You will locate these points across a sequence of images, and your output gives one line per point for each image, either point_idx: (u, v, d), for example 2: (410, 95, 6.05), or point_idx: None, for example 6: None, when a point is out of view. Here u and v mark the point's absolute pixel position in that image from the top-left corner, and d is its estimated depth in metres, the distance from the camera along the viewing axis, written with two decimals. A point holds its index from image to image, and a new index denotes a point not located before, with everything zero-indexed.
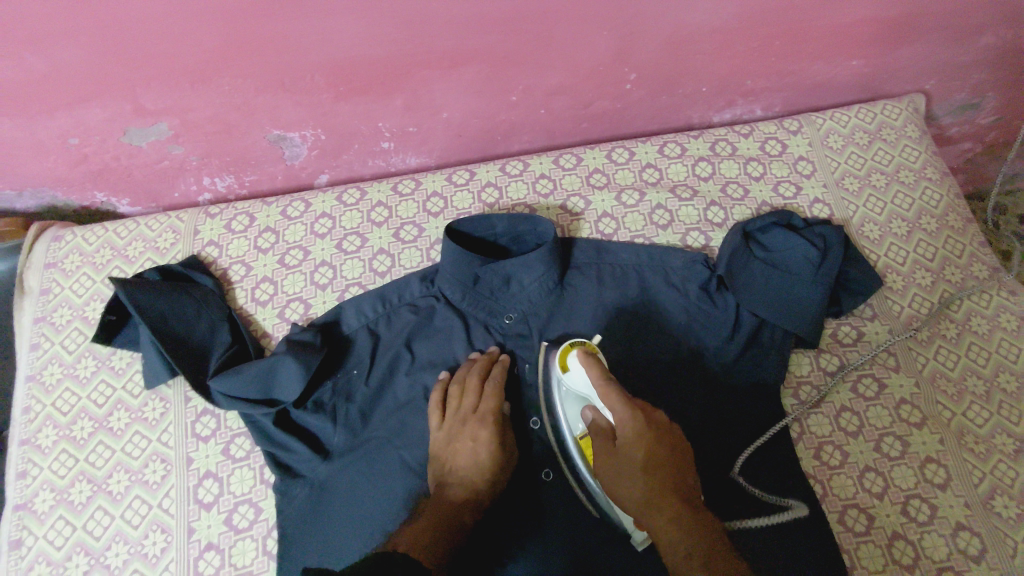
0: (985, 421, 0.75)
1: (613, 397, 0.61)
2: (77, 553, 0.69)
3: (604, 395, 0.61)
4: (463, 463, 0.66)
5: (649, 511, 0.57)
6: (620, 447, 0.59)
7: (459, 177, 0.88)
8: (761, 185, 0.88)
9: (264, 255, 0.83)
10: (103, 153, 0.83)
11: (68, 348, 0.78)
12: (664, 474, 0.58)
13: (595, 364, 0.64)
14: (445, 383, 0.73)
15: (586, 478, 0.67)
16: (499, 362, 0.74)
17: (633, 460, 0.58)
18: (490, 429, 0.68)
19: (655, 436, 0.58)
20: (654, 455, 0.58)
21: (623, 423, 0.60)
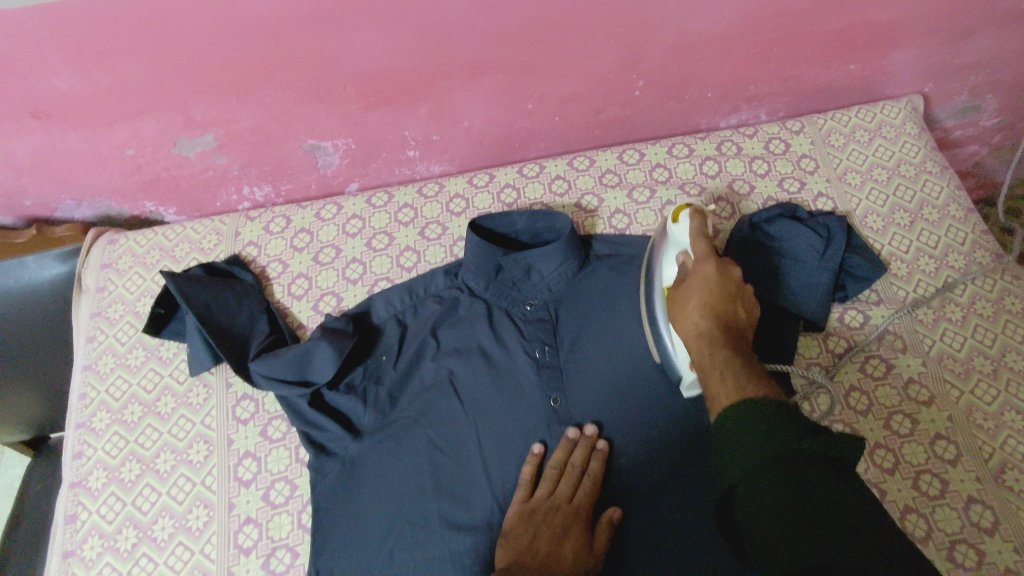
0: (994, 399, 0.77)
1: (700, 246, 0.67)
2: (127, 527, 0.73)
3: (696, 242, 0.68)
4: (543, 549, 0.67)
5: (701, 334, 0.61)
6: (690, 280, 0.65)
7: (480, 179, 0.94)
8: (766, 181, 0.92)
9: (299, 253, 0.89)
10: (154, 164, 0.90)
11: (121, 339, 0.84)
12: (724, 307, 0.62)
13: (700, 221, 0.70)
14: (536, 459, 0.74)
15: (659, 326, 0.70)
16: (596, 453, 0.74)
17: (698, 293, 0.64)
18: (581, 522, 0.69)
19: (727, 278, 0.65)
20: (721, 301, 0.63)
21: (704, 264, 0.66)
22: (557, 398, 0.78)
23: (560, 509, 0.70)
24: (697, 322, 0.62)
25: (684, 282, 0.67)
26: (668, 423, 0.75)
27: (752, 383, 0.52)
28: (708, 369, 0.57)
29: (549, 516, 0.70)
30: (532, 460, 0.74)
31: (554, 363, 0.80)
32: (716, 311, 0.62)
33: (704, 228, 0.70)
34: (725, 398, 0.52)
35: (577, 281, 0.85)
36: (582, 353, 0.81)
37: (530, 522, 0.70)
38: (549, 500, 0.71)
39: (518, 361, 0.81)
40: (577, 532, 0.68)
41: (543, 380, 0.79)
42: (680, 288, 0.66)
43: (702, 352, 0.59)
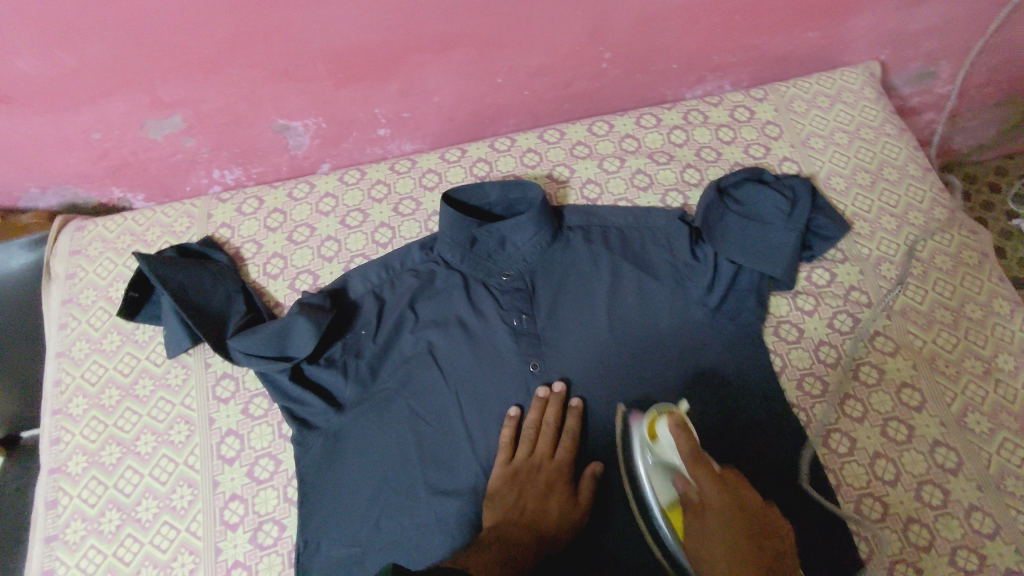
0: (954, 347, 0.80)
1: (696, 470, 0.62)
2: (110, 509, 0.73)
3: (688, 459, 0.63)
4: (529, 505, 0.70)
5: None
6: (697, 513, 0.61)
7: (452, 154, 0.94)
8: (733, 148, 0.94)
9: (273, 234, 0.89)
10: (121, 148, 0.89)
11: (95, 325, 0.83)
12: (746, 543, 0.57)
13: (683, 434, 0.65)
14: (513, 421, 0.76)
15: (676, 548, 0.65)
16: (572, 410, 0.76)
17: (719, 529, 0.59)
18: (565, 478, 0.72)
19: (732, 495, 0.60)
20: (737, 522, 0.59)
21: (707, 488, 0.61)
22: (536, 363, 0.80)
23: (541, 468, 0.73)
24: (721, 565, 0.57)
25: (693, 514, 0.61)
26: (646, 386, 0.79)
27: None
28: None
29: (533, 478, 0.73)
30: (512, 419, 0.76)
31: (531, 331, 0.81)
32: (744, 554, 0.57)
33: (689, 442, 0.64)
34: None
35: (553, 250, 0.86)
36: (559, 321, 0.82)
37: (514, 482, 0.72)
38: (529, 461, 0.74)
39: (496, 330, 0.82)
40: (561, 488, 0.72)
41: (521, 348, 0.81)
42: (695, 517, 0.61)
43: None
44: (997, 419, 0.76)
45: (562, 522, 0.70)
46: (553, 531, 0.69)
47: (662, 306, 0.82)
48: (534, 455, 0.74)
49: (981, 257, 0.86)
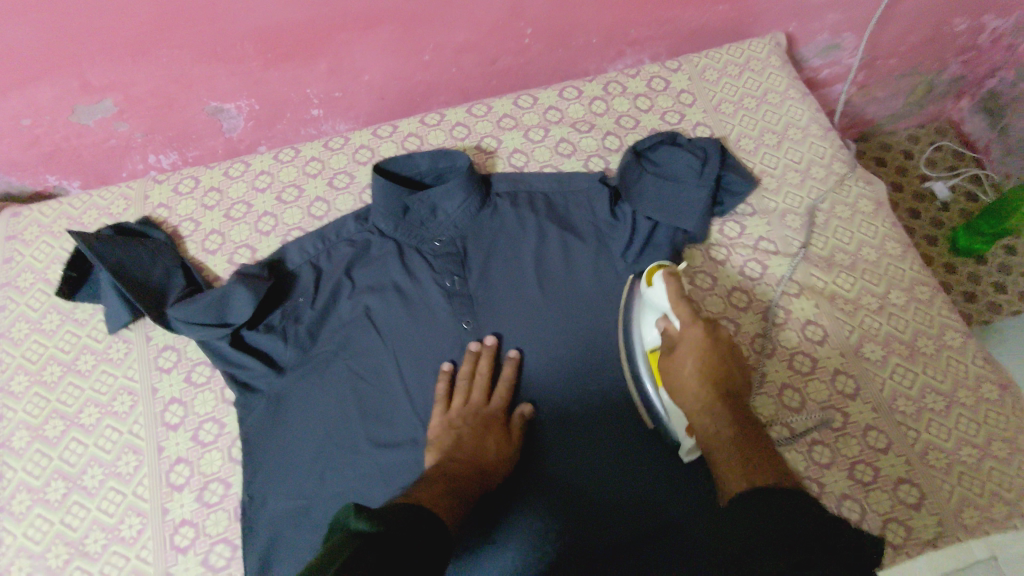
0: (853, 286, 0.87)
1: (685, 316, 0.72)
2: (56, 479, 0.75)
3: (676, 307, 0.73)
4: (469, 447, 0.72)
5: (694, 404, 0.68)
6: (680, 348, 0.71)
7: (384, 130, 0.98)
8: (650, 116, 1.01)
9: (211, 211, 0.91)
10: (53, 134, 0.90)
11: (33, 306, 0.84)
12: (717, 363, 0.69)
13: (676, 283, 0.75)
14: (448, 375, 0.79)
15: (652, 390, 0.76)
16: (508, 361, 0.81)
17: (693, 355, 0.70)
18: (500, 420, 0.76)
19: (715, 334, 0.71)
20: (709, 359, 0.69)
21: (689, 329, 0.71)
22: (470, 321, 0.84)
23: (477, 414, 0.76)
24: (689, 397, 0.68)
25: (675, 353, 0.72)
26: (571, 338, 0.84)
27: (752, 470, 0.58)
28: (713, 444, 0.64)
29: (469, 423, 0.75)
30: (446, 370, 0.80)
31: (464, 292, 0.86)
32: (710, 377, 0.68)
33: (679, 289, 0.75)
34: (734, 484, 0.58)
35: (482, 215, 0.91)
36: (491, 281, 0.87)
37: (452, 427, 0.75)
38: (465, 409, 0.77)
39: (430, 292, 0.86)
40: (496, 430, 0.75)
41: (454, 307, 0.85)
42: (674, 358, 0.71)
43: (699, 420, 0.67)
44: (890, 348, 0.83)
45: (501, 460, 0.73)
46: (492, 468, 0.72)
47: (585, 262, 0.88)
48: (469, 405, 0.77)
49: (876, 205, 0.94)
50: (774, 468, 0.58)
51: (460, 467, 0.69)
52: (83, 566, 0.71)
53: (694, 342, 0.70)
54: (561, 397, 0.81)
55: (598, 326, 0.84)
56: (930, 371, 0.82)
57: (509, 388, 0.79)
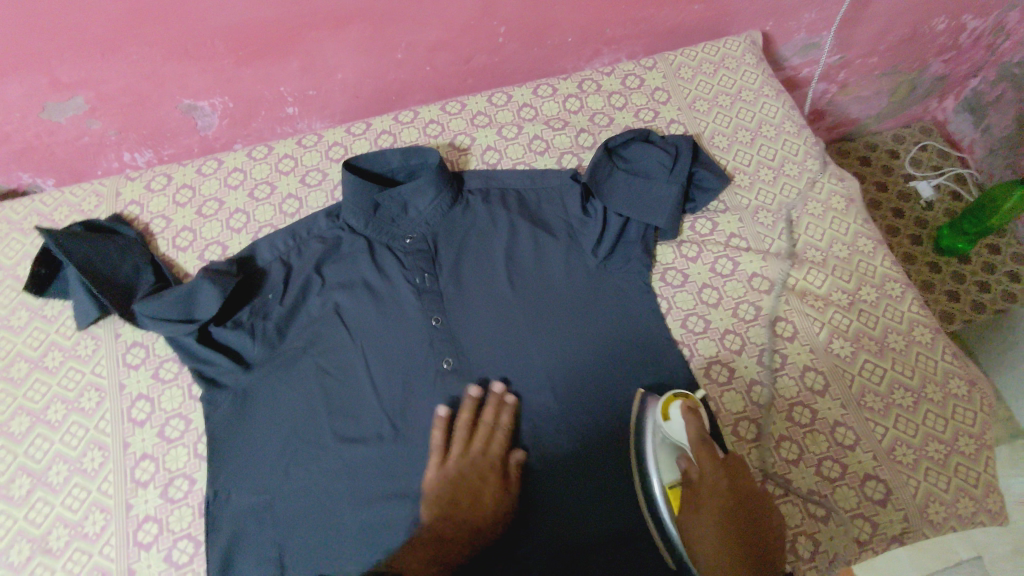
0: (823, 283, 0.87)
1: (705, 459, 0.70)
2: (21, 475, 0.75)
3: (697, 448, 0.71)
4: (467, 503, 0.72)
5: (714, 561, 0.65)
6: (701, 496, 0.69)
7: (357, 128, 0.98)
8: (624, 113, 1.01)
9: (183, 208, 0.91)
10: (24, 131, 0.90)
11: (2, 303, 0.84)
12: (740, 523, 0.67)
13: (696, 420, 0.72)
14: (444, 424, 0.76)
15: (670, 529, 0.70)
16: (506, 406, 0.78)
17: (715, 514, 0.68)
18: (499, 472, 0.74)
19: (736, 486, 0.69)
20: (734, 525, 0.67)
21: (709, 478, 0.69)
22: (439, 317, 0.84)
23: (475, 465, 0.74)
24: (708, 552, 0.66)
25: (696, 499, 0.69)
26: (542, 334, 0.84)
27: None
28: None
29: (467, 475, 0.74)
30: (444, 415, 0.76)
31: (434, 289, 0.86)
32: (731, 545, 0.66)
33: (701, 430, 0.71)
34: None
35: (453, 211, 0.91)
36: (461, 279, 0.87)
37: (450, 482, 0.73)
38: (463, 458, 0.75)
39: (400, 289, 0.86)
40: (494, 480, 0.74)
41: (424, 304, 0.85)
42: (695, 505, 0.69)
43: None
44: (859, 344, 0.83)
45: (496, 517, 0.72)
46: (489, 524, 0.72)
47: (556, 260, 0.88)
48: (468, 454, 0.75)
49: (848, 202, 0.94)
50: None
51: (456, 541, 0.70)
52: (46, 563, 0.71)
53: (714, 499, 0.68)
54: (529, 392, 0.81)
55: (568, 322, 0.84)
56: (898, 367, 0.81)
57: (507, 436, 0.76)
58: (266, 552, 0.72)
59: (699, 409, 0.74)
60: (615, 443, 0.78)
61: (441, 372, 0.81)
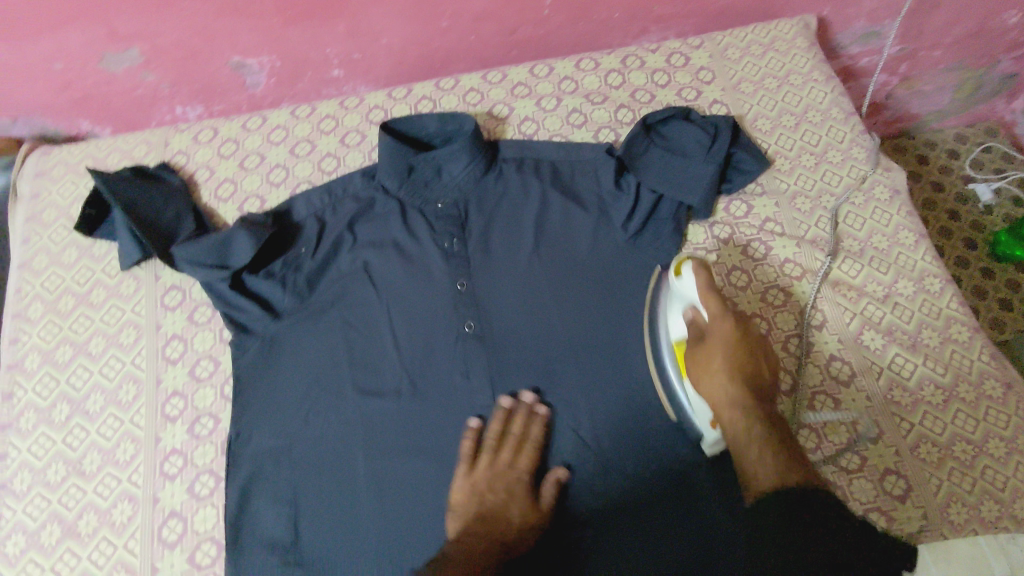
0: (858, 273, 0.85)
1: (713, 305, 0.73)
2: (61, 401, 0.79)
3: (706, 300, 0.73)
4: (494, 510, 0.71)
5: (727, 400, 0.68)
6: (710, 342, 0.72)
7: (398, 92, 0.99)
8: (666, 91, 1.00)
9: (226, 161, 0.94)
10: (84, 79, 0.94)
11: (55, 240, 0.89)
12: (748, 358, 0.71)
13: (704, 273, 0.75)
14: (474, 433, 0.75)
15: (673, 379, 0.75)
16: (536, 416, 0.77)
17: (721, 355, 0.71)
18: (525, 485, 0.74)
19: (743, 330, 0.72)
20: (739, 359, 0.70)
21: (718, 323, 0.72)
22: (464, 281, 0.85)
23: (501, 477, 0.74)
24: (720, 388, 0.69)
25: (704, 340, 0.72)
26: (565, 306, 0.84)
27: (790, 468, 0.61)
28: (738, 438, 0.66)
29: (494, 485, 0.73)
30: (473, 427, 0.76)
31: (461, 253, 0.87)
32: (741, 376, 0.69)
33: (710, 281, 0.74)
34: (766, 483, 0.61)
35: (485, 180, 0.92)
36: (492, 248, 0.88)
37: (477, 492, 0.72)
38: (491, 470, 0.74)
39: (428, 252, 0.88)
40: (522, 495, 0.73)
41: (451, 267, 0.86)
42: (702, 348, 0.72)
43: (734, 421, 0.67)
44: (891, 337, 0.80)
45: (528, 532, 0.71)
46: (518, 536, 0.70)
47: (584, 233, 0.88)
48: (495, 465, 0.74)
49: (893, 193, 0.90)
50: (809, 475, 0.61)
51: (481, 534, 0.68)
52: (78, 485, 0.75)
53: (723, 338, 0.71)
54: (547, 361, 0.81)
55: (592, 296, 0.84)
56: (930, 363, 0.78)
57: (537, 450, 0.75)
58: (282, 492, 0.74)
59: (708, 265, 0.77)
60: (631, 420, 0.78)
61: (463, 335, 0.82)
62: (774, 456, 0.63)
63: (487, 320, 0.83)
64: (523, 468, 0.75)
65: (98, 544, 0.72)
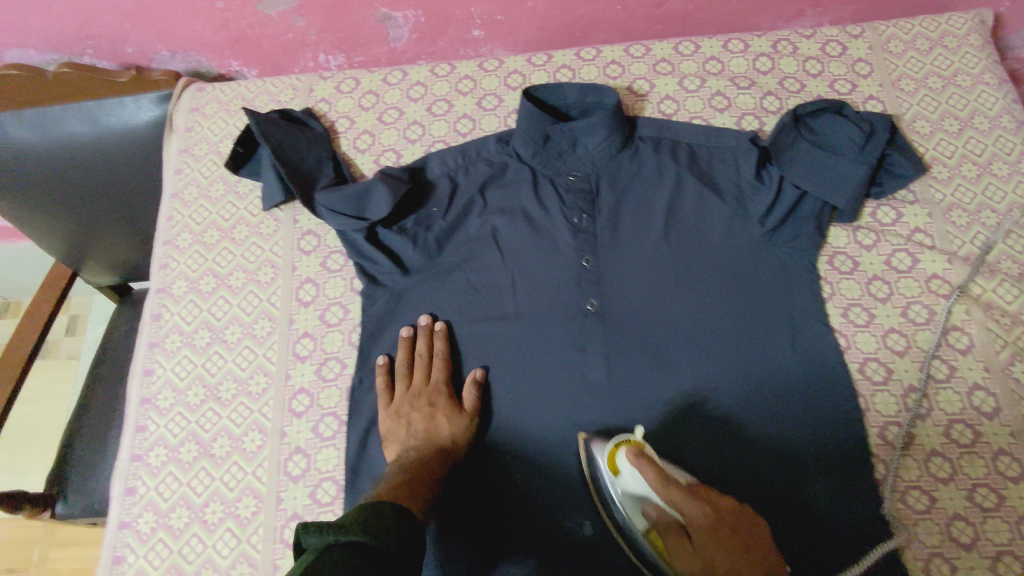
0: (1014, 299, 0.80)
1: (688, 505, 0.62)
2: (203, 328, 0.84)
3: (665, 490, 0.64)
4: (420, 427, 0.75)
5: None
6: (693, 549, 0.62)
7: (538, 58, 0.98)
8: (818, 81, 0.95)
9: (366, 113, 0.95)
10: (241, 20, 0.97)
11: (204, 174, 0.93)
12: (739, 538, 0.61)
13: (645, 463, 0.66)
14: (385, 368, 0.80)
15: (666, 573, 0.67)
16: (439, 331, 0.82)
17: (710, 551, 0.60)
18: (445, 396, 0.78)
19: (718, 512, 0.62)
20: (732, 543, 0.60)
21: (696, 519, 0.61)
22: (589, 259, 0.85)
23: (419, 394, 0.78)
24: None
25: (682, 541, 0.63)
26: (690, 296, 0.82)
27: None
28: None
29: (414, 407, 0.77)
30: (383, 359, 0.80)
31: (589, 230, 0.86)
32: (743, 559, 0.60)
33: (656, 470, 0.65)
34: None
35: (623, 158, 0.90)
36: (620, 226, 0.87)
37: (400, 415, 0.77)
38: (409, 393, 0.78)
39: (556, 224, 0.87)
40: (445, 405, 0.77)
41: (577, 242, 0.86)
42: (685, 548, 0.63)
43: None
44: None
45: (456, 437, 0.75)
46: (450, 444, 0.75)
47: (717, 224, 0.86)
48: (411, 388, 0.79)
49: None
50: None
51: (423, 455, 0.73)
52: (215, 409, 0.80)
53: (704, 537, 0.61)
54: (664, 347, 0.80)
55: (719, 288, 0.82)
56: None
57: (446, 361, 0.79)
58: None
59: (638, 445, 0.70)
60: (743, 416, 0.77)
61: (584, 314, 0.82)
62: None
63: (607, 298, 0.83)
64: (440, 379, 0.79)
65: (230, 468, 0.77)
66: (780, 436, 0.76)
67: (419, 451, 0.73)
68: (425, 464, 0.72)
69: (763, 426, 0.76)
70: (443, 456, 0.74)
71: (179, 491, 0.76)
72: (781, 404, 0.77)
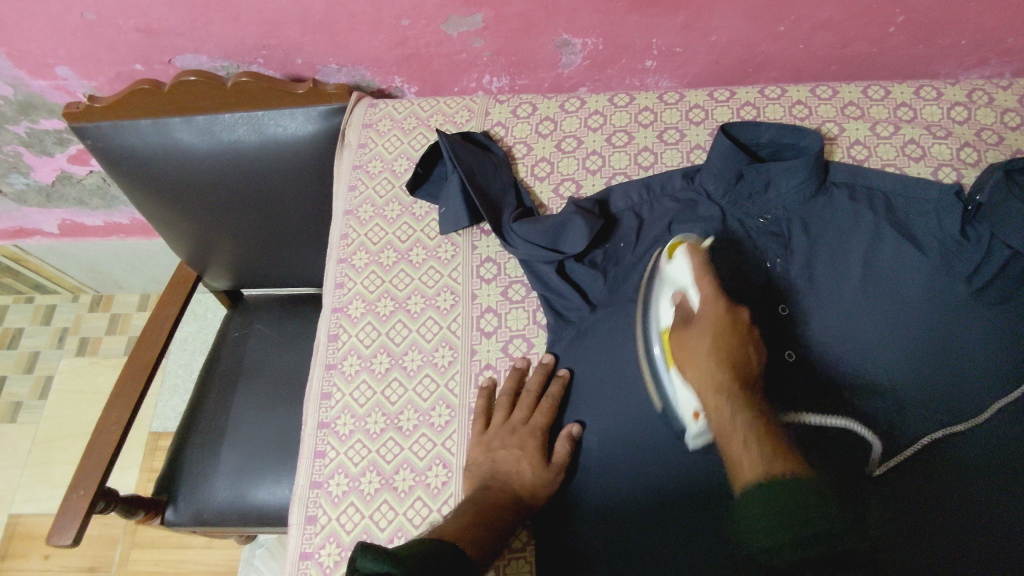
0: None
1: (711, 296, 0.70)
2: (382, 352, 0.84)
3: (698, 282, 0.72)
4: (505, 470, 0.72)
5: (711, 384, 0.65)
6: (699, 323, 0.69)
7: (721, 94, 0.95)
8: (1017, 135, 0.90)
9: (543, 140, 0.94)
10: (420, 38, 0.95)
11: (379, 192, 0.95)
12: (730, 349, 0.67)
13: (694, 256, 0.74)
14: (486, 392, 0.80)
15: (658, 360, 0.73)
16: (557, 377, 0.79)
17: (707, 338, 0.68)
18: (539, 442, 0.74)
19: (736, 315, 0.70)
20: (724, 345, 0.67)
21: (708, 305, 0.70)
22: (787, 305, 0.81)
23: (516, 432, 0.76)
24: (705, 364, 0.66)
25: (688, 322, 0.70)
26: (898, 345, 0.78)
27: (774, 459, 0.57)
28: (721, 417, 0.62)
29: (506, 442, 0.75)
30: (487, 386, 0.80)
31: (784, 276, 0.82)
32: (727, 358, 0.66)
33: (701, 264, 0.73)
34: (753, 472, 0.56)
35: (816, 202, 0.86)
36: (816, 269, 0.82)
37: (488, 448, 0.75)
38: (503, 428, 0.77)
39: (749, 268, 0.83)
40: (535, 451, 0.74)
41: (772, 290, 0.82)
42: (683, 330, 0.70)
43: (716, 402, 0.63)
44: None
45: (537, 486, 0.72)
46: (532, 494, 0.72)
47: (919, 281, 0.79)
48: (508, 423, 0.77)
49: None
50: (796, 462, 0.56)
51: (503, 500, 0.70)
52: (396, 439, 0.79)
53: (711, 318, 0.69)
54: (871, 403, 0.76)
55: (927, 339, 0.77)
56: None
57: (552, 406, 0.76)
58: (597, 497, 0.75)
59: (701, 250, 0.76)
60: (958, 469, 0.74)
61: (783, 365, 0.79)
62: (762, 444, 0.58)
63: (808, 347, 0.79)
64: (540, 423, 0.77)
65: (413, 503, 0.75)
66: (978, 511, 0.72)
67: (500, 492, 0.70)
68: (500, 508, 0.69)
69: (959, 498, 0.73)
70: (518, 503, 0.71)
71: (361, 523, 0.75)
72: (990, 454, 0.74)
